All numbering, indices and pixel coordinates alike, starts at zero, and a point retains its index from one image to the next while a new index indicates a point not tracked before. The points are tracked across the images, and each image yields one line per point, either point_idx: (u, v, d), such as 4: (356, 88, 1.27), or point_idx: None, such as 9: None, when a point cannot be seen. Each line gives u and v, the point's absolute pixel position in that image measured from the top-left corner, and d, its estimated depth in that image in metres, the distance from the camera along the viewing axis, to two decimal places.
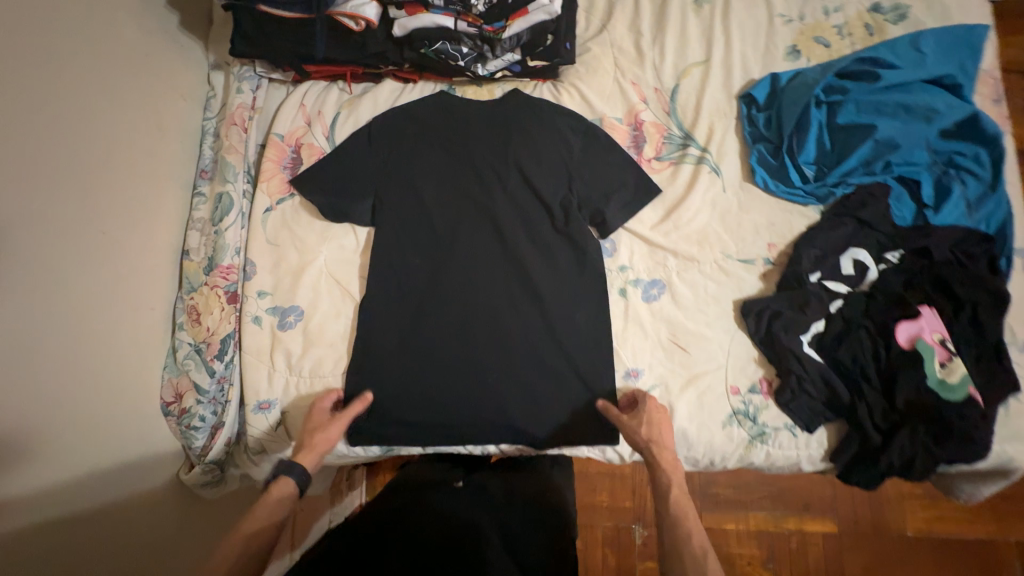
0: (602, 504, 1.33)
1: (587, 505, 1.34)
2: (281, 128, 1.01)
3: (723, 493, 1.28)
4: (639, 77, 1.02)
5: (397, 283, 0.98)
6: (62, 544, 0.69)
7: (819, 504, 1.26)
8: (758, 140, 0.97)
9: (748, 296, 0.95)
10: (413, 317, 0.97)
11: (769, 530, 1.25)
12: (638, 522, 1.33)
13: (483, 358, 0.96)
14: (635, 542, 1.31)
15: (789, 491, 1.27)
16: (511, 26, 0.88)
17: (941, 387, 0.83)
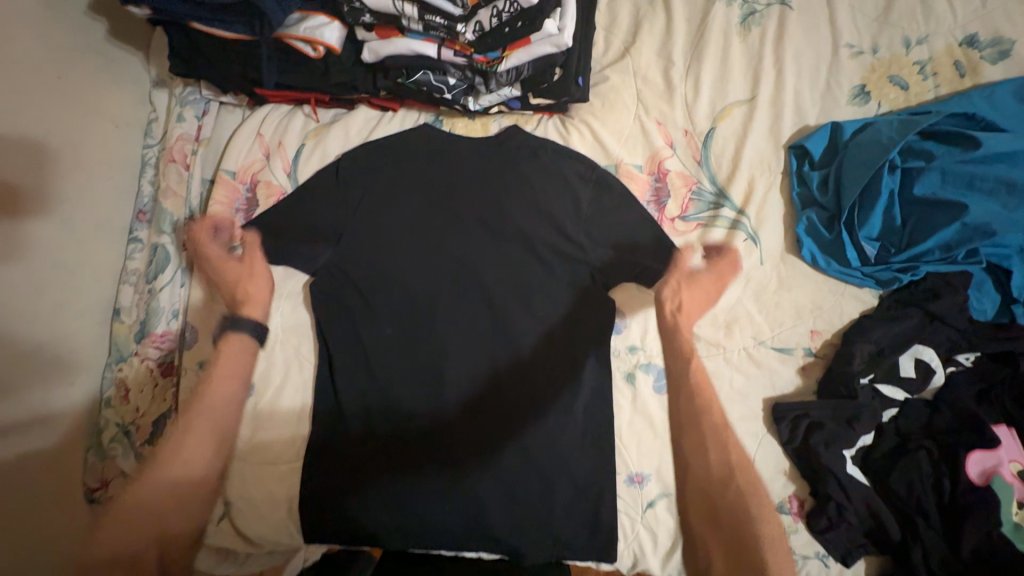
0: None
1: None
2: (232, 163, 0.85)
3: None
4: (665, 115, 0.83)
5: (363, 354, 0.82)
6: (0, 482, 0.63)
7: None
8: (809, 205, 0.79)
9: (781, 394, 0.79)
10: (380, 397, 0.81)
11: None
12: None
13: (461, 451, 0.80)
14: None
15: None
16: (508, 59, 0.68)
17: (1016, 533, 0.69)
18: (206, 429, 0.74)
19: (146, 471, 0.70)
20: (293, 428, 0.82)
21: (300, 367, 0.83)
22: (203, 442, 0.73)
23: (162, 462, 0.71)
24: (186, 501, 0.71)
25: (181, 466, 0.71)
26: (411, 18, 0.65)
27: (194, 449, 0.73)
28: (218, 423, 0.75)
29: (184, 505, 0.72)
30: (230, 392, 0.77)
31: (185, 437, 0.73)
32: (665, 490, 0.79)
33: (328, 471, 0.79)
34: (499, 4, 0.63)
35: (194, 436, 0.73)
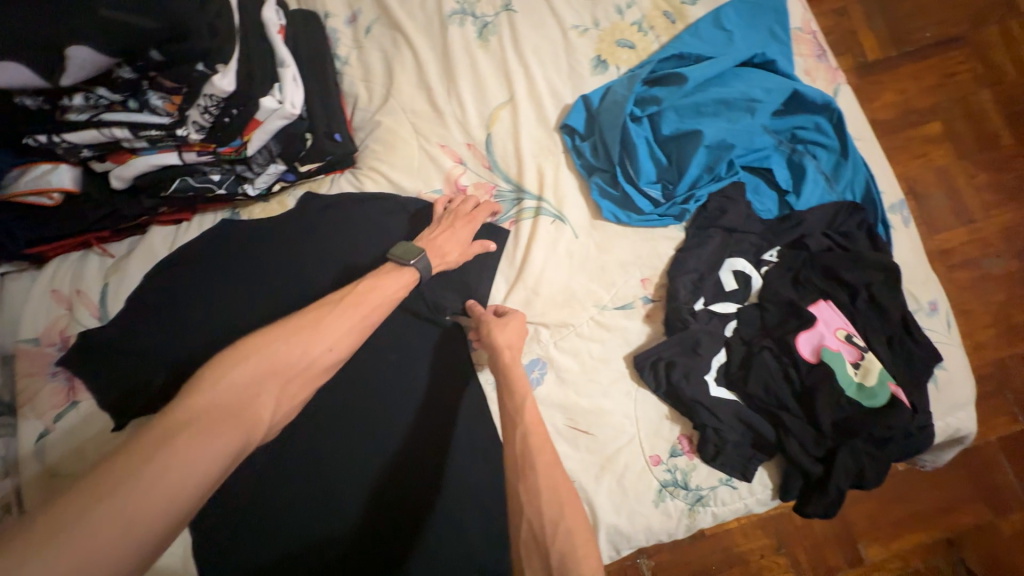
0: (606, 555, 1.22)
1: None
2: (32, 330, 0.80)
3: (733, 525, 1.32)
4: (445, 137, 0.88)
5: (216, 496, 0.72)
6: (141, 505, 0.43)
7: None
8: (593, 171, 0.85)
9: (637, 347, 0.83)
10: (255, 535, 0.72)
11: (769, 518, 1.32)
12: (642, 554, 1.30)
13: (365, 542, 0.73)
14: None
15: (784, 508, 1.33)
16: (251, 142, 0.69)
17: (861, 393, 0.74)
18: (346, 324, 0.65)
19: (281, 330, 0.60)
20: None
21: None
22: (346, 332, 0.64)
23: (297, 334, 0.61)
24: (270, 380, 0.57)
25: (306, 342, 0.60)
26: (129, 139, 0.63)
27: (345, 331, 0.64)
28: (366, 319, 0.67)
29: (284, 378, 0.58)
30: (370, 308, 0.67)
31: (294, 338, 0.60)
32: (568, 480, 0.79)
33: None
34: (201, 100, 0.61)
35: (303, 334, 0.61)
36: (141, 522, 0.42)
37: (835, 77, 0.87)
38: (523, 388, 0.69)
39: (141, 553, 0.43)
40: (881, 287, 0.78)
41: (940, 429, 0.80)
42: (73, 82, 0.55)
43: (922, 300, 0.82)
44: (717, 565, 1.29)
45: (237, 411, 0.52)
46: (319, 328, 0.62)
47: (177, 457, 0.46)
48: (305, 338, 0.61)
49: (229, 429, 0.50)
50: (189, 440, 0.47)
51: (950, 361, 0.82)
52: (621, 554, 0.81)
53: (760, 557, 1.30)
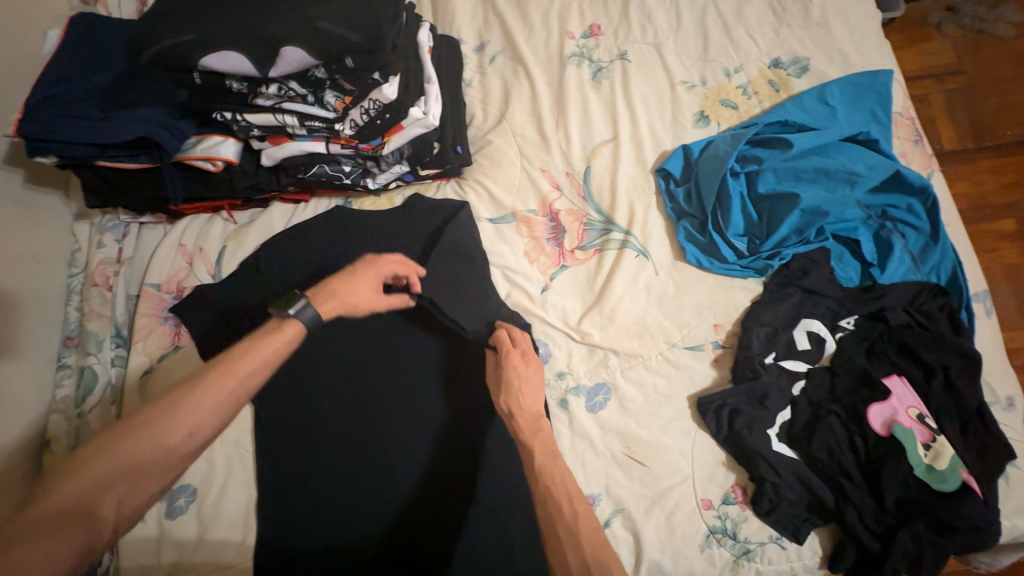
0: None
1: None
2: (156, 276, 0.89)
3: None
4: (547, 163, 0.95)
5: (296, 441, 0.83)
6: None
7: None
8: (682, 216, 0.90)
9: (701, 389, 0.85)
10: (318, 488, 0.81)
11: None
12: None
13: (408, 520, 0.80)
14: None
15: None
16: (389, 143, 0.77)
17: (931, 475, 0.73)
18: (222, 382, 0.60)
19: (131, 424, 0.56)
20: (241, 526, 0.80)
21: (241, 461, 0.82)
22: (215, 412, 0.59)
23: (143, 426, 0.55)
24: (112, 483, 0.53)
25: (166, 429, 0.56)
26: (295, 126, 0.72)
27: (223, 403, 0.59)
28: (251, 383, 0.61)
29: (157, 469, 0.55)
30: (261, 359, 0.63)
31: (165, 430, 0.55)
32: (617, 506, 0.81)
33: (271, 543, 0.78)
34: (365, 103, 0.71)
35: (157, 425, 0.56)
36: None
37: (930, 163, 0.90)
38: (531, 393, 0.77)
39: None
40: (959, 372, 0.79)
41: (1006, 529, 0.78)
42: (278, 75, 0.65)
43: (1000, 392, 0.81)
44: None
45: (69, 521, 0.50)
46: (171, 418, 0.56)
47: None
48: (140, 434, 0.55)
49: (59, 549, 0.48)
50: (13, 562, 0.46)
51: (1022, 459, 0.81)
52: None
53: None
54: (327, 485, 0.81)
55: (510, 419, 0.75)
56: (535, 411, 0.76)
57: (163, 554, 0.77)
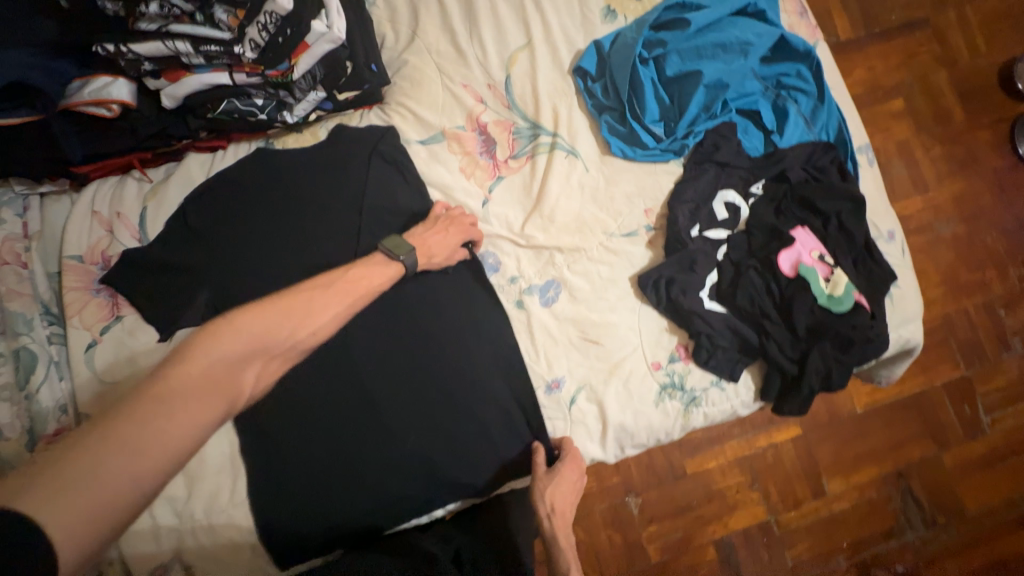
0: (592, 491, 1.43)
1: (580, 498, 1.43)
2: (76, 247, 0.84)
3: (714, 466, 1.49)
4: (468, 77, 0.95)
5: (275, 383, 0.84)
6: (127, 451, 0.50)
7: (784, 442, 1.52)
8: (603, 111, 0.94)
9: (640, 269, 0.93)
10: (299, 423, 0.83)
11: (745, 454, 1.50)
12: (630, 493, 1.45)
13: (390, 436, 0.84)
14: (634, 513, 1.44)
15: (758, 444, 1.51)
16: (298, 65, 0.75)
17: (831, 301, 0.86)
18: (329, 298, 0.72)
19: (267, 308, 0.66)
20: (230, 469, 0.83)
21: None
22: (329, 318, 0.71)
23: (276, 315, 0.66)
24: (253, 360, 0.62)
25: (294, 323, 0.67)
26: (189, 53, 0.69)
27: (330, 318, 0.71)
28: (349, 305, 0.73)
29: (283, 351, 0.66)
30: (352, 287, 0.75)
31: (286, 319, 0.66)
32: (580, 384, 0.90)
33: (263, 482, 0.81)
34: (261, 18, 0.70)
35: (285, 316, 0.66)
36: (153, 460, 0.51)
37: (815, 33, 0.98)
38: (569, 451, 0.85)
39: (140, 489, 0.50)
40: (850, 215, 0.91)
41: (894, 339, 0.94)
42: None
43: (882, 227, 0.95)
44: (696, 497, 1.47)
45: (218, 383, 0.58)
46: (295, 314, 0.67)
47: (172, 419, 0.53)
48: (273, 322, 0.65)
49: (213, 403, 0.57)
50: (174, 410, 0.54)
51: (903, 281, 0.96)
52: (625, 451, 0.92)
53: (734, 492, 1.48)
54: (308, 417, 0.84)
55: (549, 524, 0.79)
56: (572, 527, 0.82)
57: (156, 509, 0.79)
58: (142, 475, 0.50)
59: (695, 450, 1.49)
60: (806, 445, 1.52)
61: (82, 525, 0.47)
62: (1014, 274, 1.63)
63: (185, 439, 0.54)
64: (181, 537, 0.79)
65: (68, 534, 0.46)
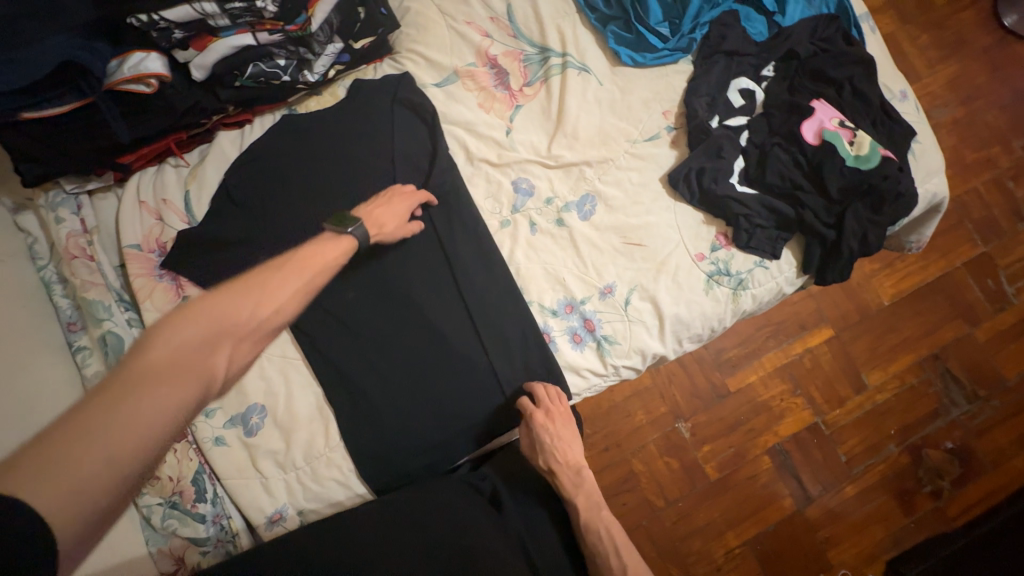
0: (642, 423, 1.47)
1: (633, 431, 1.47)
2: (132, 237, 0.87)
3: (754, 380, 1.52)
4: (470, 15, 0.97)
5: (347, 332, 0.89)
6: (104, 437, 0.45)
7: (818, 344, 1.56)
8: (608, 23, 0.97)
9: (668, 169, 0.96)
10: (377, 364, 0.89)
11: (783, 363, 1.54)
12: (679, 420, 1.49)
13: (464, 361, 0.89)
14: (686, 437, 1.48)
15: (794, 351, 1.55)
16: (315, 15, 0.80)
17: (858, 161, 0.89)
18: (292, 272, 0.67)
19: (226, 291, 0.61)
20: (320, 419, 0.87)
21: (296, 368, 0.88)
22: (293, 295, 0.66)
23: (243, 294, 0.62)
24: (221, 343, 0.57)
25: (256, 303, 0.62)
26: (216, 14, 0.75)
27: (291, 294, 0.66)
28: (311, 280, 0.69)
29: (252, 337, 0.62)
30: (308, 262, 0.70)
31: (247, 299, 0.61)
32: (631, 286, 0.93)
33: (356, 422, 0.87)
34: None
35: (252, 296, 0.62)
36: (132, 446, 0.46)
37: None
38: (561, 423, 0.87)
39: (113, 487, 0.44)
40: (861, 78, 0.93)
41: (923, 195, 0.97)
42: None
43: (894, 88, 0.97)
44: (743, 414, 1.50)
45: (191, 365, 0.53)
46: (256, 293, 0.63)
47: (141, 403, 0.47)
48: (235, 301, 0.60)
49: (186, 384, 0.51)
50: (147, 394, 0.48)
51: (922, 137, 0.98)
52: (682, 345, 0.96)
53: (779, 399, 1.52)
54: (384, 357, 0.89)
55: (555, 481, 0.85)
56: (573, 463, 0.86)
57: (261, 465, 0.84)
58: (117, 461, 0.45)
59: (735, 366, 1.52)
60: (840, 345, 1.56)
61: (62, 521, 0.42)
62: (1019, 146, 1.65)
63: (164, 425, 0.48)
64: (290, 486, 0.85)
65: (63, 520, 0.42)
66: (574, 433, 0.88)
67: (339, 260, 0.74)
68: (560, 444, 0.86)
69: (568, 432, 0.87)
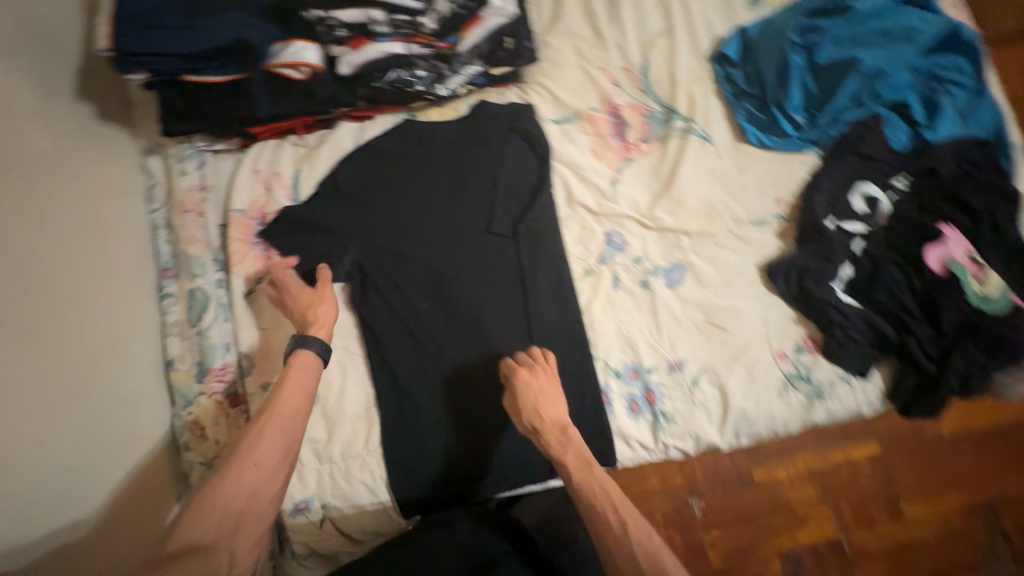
0: None
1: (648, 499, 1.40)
2: (240, 202, 0.91)
3: None
4: (604, 61, 0.97)
5: (412, 341, 0.89)
6: None
7: None
8: (743, 98, 0.95)
9: (769, 258, 0.93)
10: (433, 380, 0.88)
11: None
12: None
13: None
14: None
15: None
16: (465, 38, 0.85)
17: (982, 300, 0.84)
18: (275, 438, 0.67)
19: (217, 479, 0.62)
20: (367, 419, 0.88)
21: (355, 364, 0.90)
22: (281, 439, 0.68)
23: (238, 464, 0.64)
24: (241, 525, 0.62)
25: (250, 468, 0.64)
26: (380, 20, 0.80)
27: (277, 446, 0.67)
28: (298, 425, 0.70)
29: (262, 499, 0.64)
30: (296, 406, 0.70)
31: (223, 485, 0.62)
32: (702, 367, 0.90)
33: (400, 432, 0.87)
34: None
35: (230, 476, 0.63)
36: None
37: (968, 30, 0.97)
38: (550, 389, 0.81)
39: None
40: (1003, 214, 0.87)
41: None
42: None
43: None
44: None
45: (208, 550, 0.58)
46: (252, 457, 0.65)
47: None
48: (228, 485, 0.62)
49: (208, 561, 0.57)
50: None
51: None
52: (739, 440, 0.91)
53: None
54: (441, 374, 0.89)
55: (543, 444, 0.77)
56: (556, 419, 0.79)
57: (302, 449, 0.85)
58: None
59: None
60: None
61: None
62: None
63: None
64: (323, 477, 0.85)
65: None
66: (559, 391, 0.82)
67: (309, 380, 0.74)
68: (553, 415, 0.79)
69: (548, 390, 0.81)
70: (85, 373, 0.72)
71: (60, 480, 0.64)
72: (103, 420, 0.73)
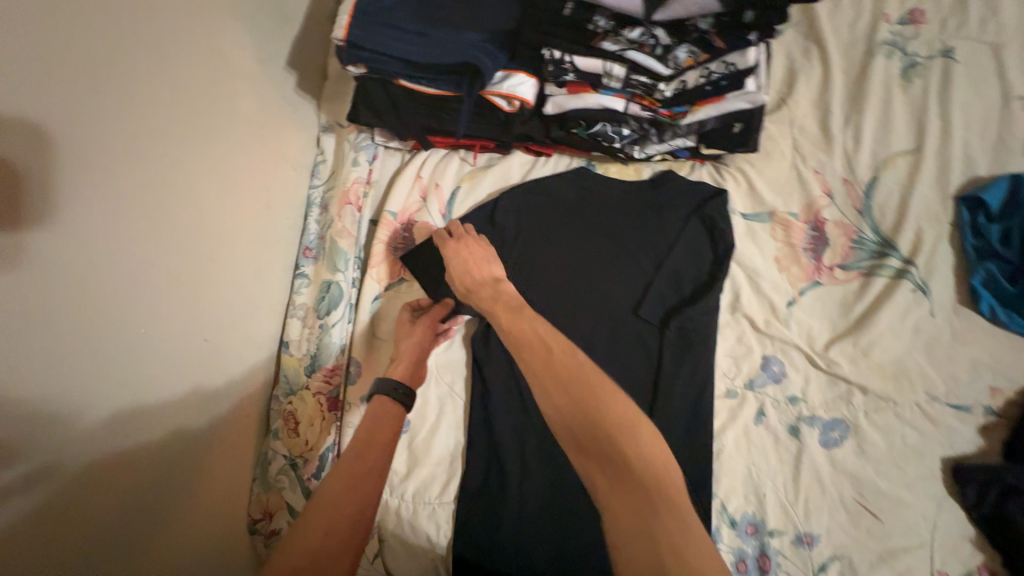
0: None
1: None
2: (394, 204, 0.88)
3: None
4: (823, 165, 0.85)
5: (519, 402, 0.82)
6: None
7: None
8: (988, 258, 0.78)
9: (960, 453, 0.76)
10: (529, 453, 0.80)
11: None
12: None
13: None
14: None
15: None
16: (695, 113, 0.74)
17: None
18: (346, 501, 0.59)
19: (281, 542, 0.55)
20: (449, 466, 0.82)
21: (454, 407, 0.84)
22: (352, 508, 0.59)
23: (305, 524, 0.56)
24: None
25: (315, 534, 0.56)
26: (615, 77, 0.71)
27: (347, 513, 0.59)
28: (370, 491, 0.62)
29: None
30: (369, 461, 0.64)
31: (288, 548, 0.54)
32: (837, 552, 0.73)
33: (477, 494, 0.80)
34: (710, 68, 0.70)
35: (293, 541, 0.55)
36: None
37: None
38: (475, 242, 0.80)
39: None
40: None
41: None
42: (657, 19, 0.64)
43: None
44: None
45: None
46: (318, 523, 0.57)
47: None
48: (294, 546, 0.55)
49: None
50: None
51: None
52: None
53: None
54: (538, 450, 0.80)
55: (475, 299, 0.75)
56: (489, 276, 0.76)
57: None
58: None
59: None
60: None
61: None
62: None
63: None
64: (385, 511, 0.80)
65: None
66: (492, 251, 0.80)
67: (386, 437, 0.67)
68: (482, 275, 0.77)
69: (477, 259, 0.78)
70: (214, 342, 0.72)
71: (159, 452, 0.64)
72: (212, 404, 0.72)
